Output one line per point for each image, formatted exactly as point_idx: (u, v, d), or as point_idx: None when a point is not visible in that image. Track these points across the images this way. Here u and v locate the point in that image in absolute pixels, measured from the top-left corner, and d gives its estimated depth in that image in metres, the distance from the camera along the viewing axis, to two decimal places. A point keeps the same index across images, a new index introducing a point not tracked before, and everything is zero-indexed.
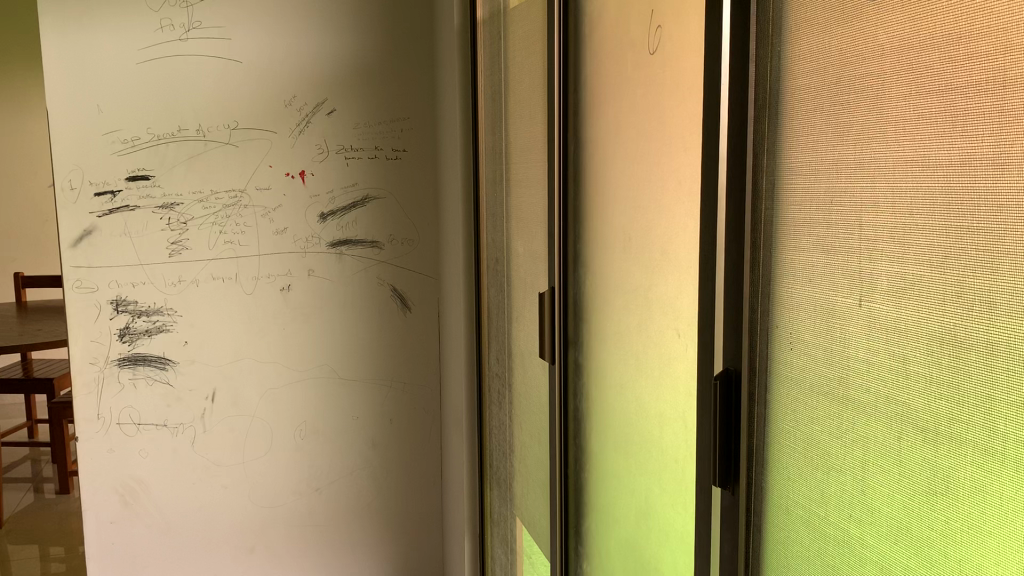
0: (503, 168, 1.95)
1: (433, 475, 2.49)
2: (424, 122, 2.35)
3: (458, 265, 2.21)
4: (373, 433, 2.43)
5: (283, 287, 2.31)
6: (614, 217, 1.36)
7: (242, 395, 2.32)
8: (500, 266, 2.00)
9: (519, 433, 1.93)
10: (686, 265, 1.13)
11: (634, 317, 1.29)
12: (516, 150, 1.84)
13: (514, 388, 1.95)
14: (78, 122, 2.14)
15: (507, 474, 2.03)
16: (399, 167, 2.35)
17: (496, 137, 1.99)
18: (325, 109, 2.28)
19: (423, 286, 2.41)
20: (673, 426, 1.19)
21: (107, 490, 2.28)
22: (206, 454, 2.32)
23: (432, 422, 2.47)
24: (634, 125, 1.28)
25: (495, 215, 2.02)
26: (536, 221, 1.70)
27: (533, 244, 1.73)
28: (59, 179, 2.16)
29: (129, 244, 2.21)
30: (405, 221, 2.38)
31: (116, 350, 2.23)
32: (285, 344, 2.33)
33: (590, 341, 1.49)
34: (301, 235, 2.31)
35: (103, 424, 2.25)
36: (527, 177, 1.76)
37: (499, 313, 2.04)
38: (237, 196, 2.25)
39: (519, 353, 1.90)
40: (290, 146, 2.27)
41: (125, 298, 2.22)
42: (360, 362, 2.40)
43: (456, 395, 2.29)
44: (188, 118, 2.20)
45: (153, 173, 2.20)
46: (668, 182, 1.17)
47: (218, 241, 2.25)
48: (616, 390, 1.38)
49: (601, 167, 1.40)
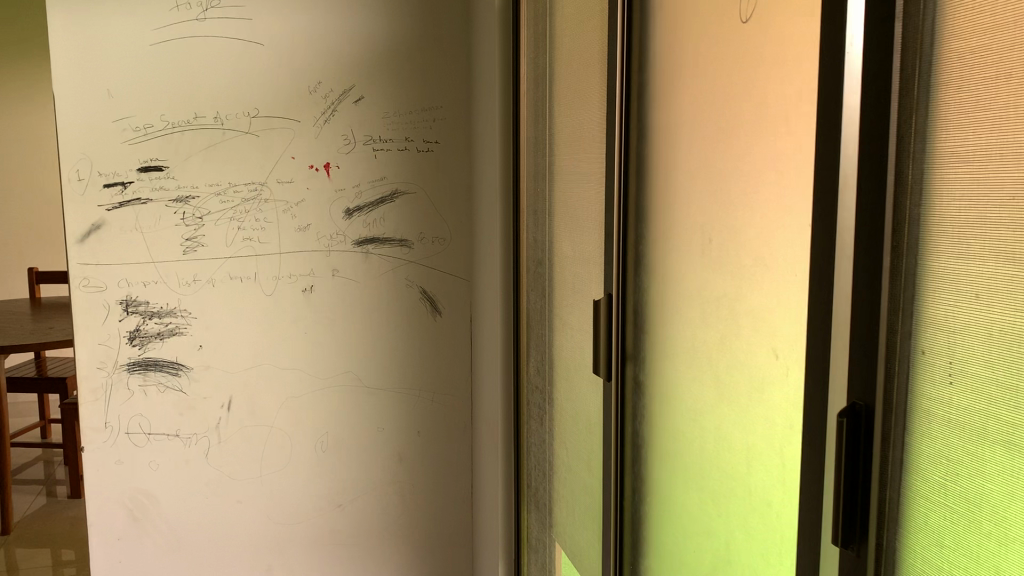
0: (548, 162, 1.77)
1: (463, 491, 2.31)
2: (458, 111, 2.17)
3: (495, 266, 2.03)
4: (399, 446, 2.26)
5: (305, 288, 2.15)
6: (688, 215, 1.17)
7: (260, 405, 2.16)
8: (543, 269, 1.82)
9: (563, 452, 1.74)
10: (787, 273, 0.94)
11: (716, 333, 1.11)
12: (565, 141, 1.66)
13: (557, 404, 1.77)
14: (87, 108, 1.98)
15: (548, 496, 1.84)
16: (431, 159, 2.17)
17: (540, 125, 1.80)
18: (353, 97, 2.11)
19: (455, 289, 2.23)
20: (765, 463, 1.01)
21: (115, 505, 2.12)
22: (221, 467, 2.16)
23: (464, 435, 2.29)
24: (717, 108, 1.09)
25: (538, 212, 1.83)
26: (588, 219, 1.52)
27: (584, 245, 1.55)
28: (65, 169, 1.99)
29: (141, 240, 2.05)
30: (437, 218, 2.20)
31: (126, 355, 2.07)
32: (307, 349, 2.17)
33: (654, 357, 1.31)
34: (325, 232, 2.14)
35: (111, 434, 2.09)
36: (577, 171, 1.58)
37: (539, 320, 1.86)
38: (257, 189, 2.09)
39: (564, 365, 1.72)
40: (314, 136, 2.10)
41: (136, 299, 2.06)
42: (386, 369, 2.22)
43: (490, 406, 2.11)
44: (206, 104, 2.04)
45: (166, 164, 2.03)
46: (764, 175, 0.99)
47: (235, 238, 2.09)
48: (689, 416, 1.20)
49: (674, 158, 1.22)
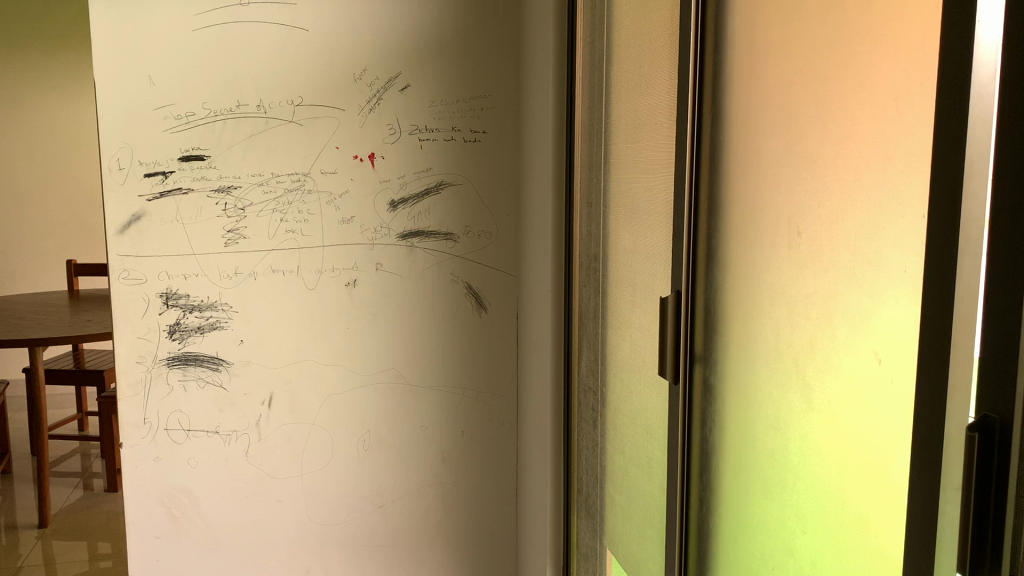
0: (605, 153, 1.69)
1: (507, 494, 2.23)
2: (507, 100, 2.09)
3: (545, 262, 1.94)
4: (442, 446, 2.19)
5: (348, 282, 2.08)
6: (774, 207, 1.09)
7: (301, 401, 2.10)
8: (599, 266, 1.74)
9: (618, 456, 1.66)
10: (893, 270, 0.85)
11: (807, 335, 1.03)
12: (625, 131, 1.57)
13: (612, 405, 1.69)
14: (129, 96, 1.94)
15: (600, 503, 1.76)
16: (478, 150, 2.10)
17: (596, 113, 1.72)
18: (399, 85, 2.04)
19: (501, 284, 2.15)
20: (861, 477, 0.92)
21: (153, 502, 2.07)
22: (260, 465, 2.10)
23: (508, 436, 2.21)
24: (808, 88, 1.00)
25: (593, 204, 1.76)
26: (653, 210, 1.43)
27: (647, 238, 1.46)
28: (106, 159, 1.95)
29: (181, 231, 1.99)
30: (483, 210, 2.12)
31: (165, 349, 2.02)
32: (349, 346, 2.10)
33: (729, 359, 1.23)
34: (369, 225, 2.07)
35: (150, 429, 2.04)
36: (639, 162, 1.49)
37: (593, 317, 1.78)
38: (300, 180, 2.03)
39: (622, 366, 1.63)
40: (359, 125, 2.04)
41: (175, 292, 2.01)
42: (430, 366, 2.15)
43: (537, 407, 2.03)
44: (248, 92, 1.98)
45: (208, 153, 1.98)
46: (863, 161, 0.90)
47: (278, 230, 2.03)
48: (774, 423, 1.11)
49: (756, 145, 1.13)
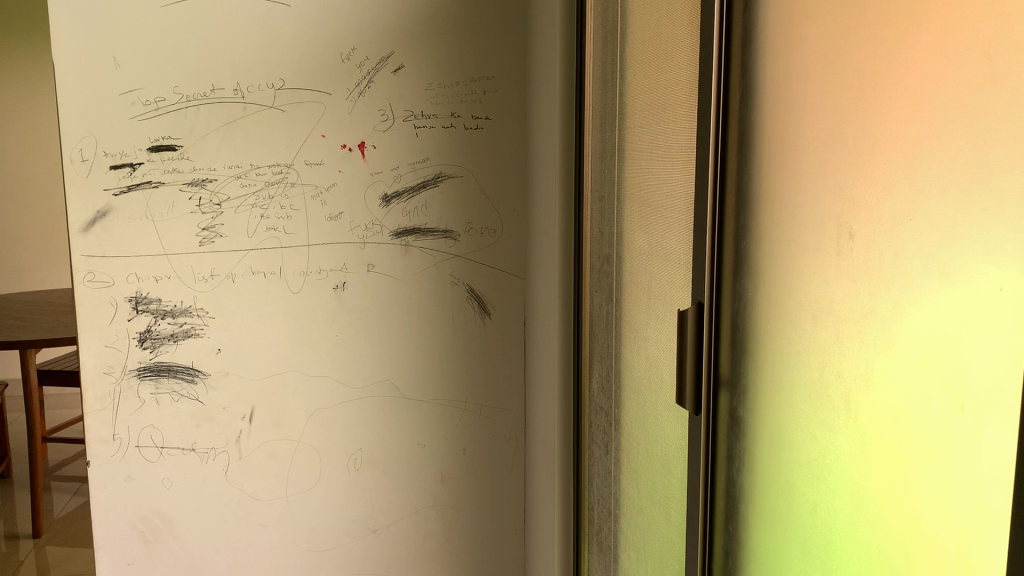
0: (620, 138, 1.46)
1: (514, 518, 2.02)
2: (513, 81, 1.87)
3: (552, 265, 1.73)
4: (441, 465, 1.98)
5: (337, 285, 1.88)
6: (819, 203, 0.87)
7: (287, 416, 1.91)
8: (611, 269, 1.52)
9: (633, 489, 1.44)
10: (986, 292, 0.63)
11: (862, 367, 0.80)
12: (641, 112, 1.35)
13: (626, 428, 1.47)
14: (92, 79, 1.75)
15: (613, 539, 1.55)
16: (481, 138, 1.88)
17: (608, 93, 1.50)
18: (391, 65, 1.83)
19: (507, 288, 1.94)
20: (937, 557, 0.71)
21: (125, 526, 1.89)
22: (242, 486, 1.91)
23: (515, 455, 2.00)
24: (866, 50, 0.78)
25: (605, 198, 1.54)
26: (671, 204, 1.21)
27: (665, 237, 1.24)
28: (68, 148, 1.76)
29: (152, 229, 1.81)
30: (486, 205, 1.91)
31: (135, 359, 1.84)
32: (338, 355, 1.91)
33: (762, 386, 1.01)
34: (359, 221, 1.87)
35: (120, 447, 1.86)
36: (656, 148, 1.27)
37: (604, 328, 1.56)
38: (283, 172, 1.83)
39: (636, 384, 1.41)
40: (347, 111, 1.83)
41: (146, 296, 1.82)
42: (427, 377, 1.95)
43: (545, 426, 1.82)
44: (224, 74, 1.78)
45: (180, 143, 1.79)
46: (941, 144, 0.67)
47: (258, 227, 1.84)
48: (816, 470, 0.90)
49: (798, 126, 0.91)
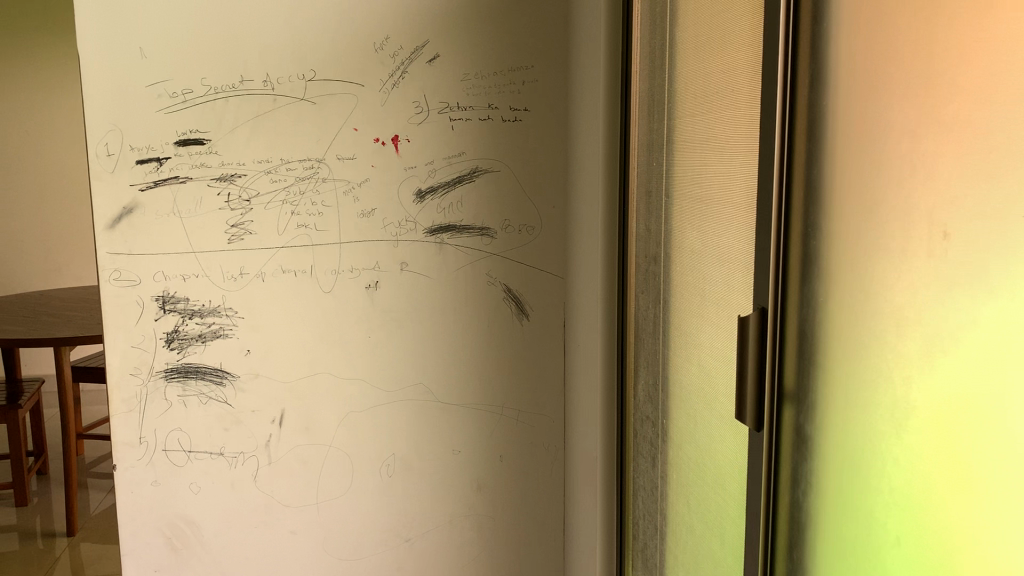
0: (670, 130, 1.36)
1: (553, 528, 1.93)
2: (554, 71, 1.78)
3: (595, 265, 1.63)
4: (477, 473, 1.90)
5: (369, 285, 1.81)
6: (906, 200, 0.77)
7: (317, 420, 1.84)
8: (660, 270, 1.42)
9: (684, 506, 1.34)
10: None
11: (959, 387, 0.70)
12: (695, 100, 1.25)
13: (677, 439, 1.37)
14: (118, 71, 1.69)
15: (661, 557, 1.45)
16: (519, 131, 1.79)
17: (658, 81, 1.40)
18: (426, 55, 1.75)
19: (546, 288, 1.85)
20: None
21: (152, 532, 1.83)
22: (271, 492, 1.85)
23: (554, 463, 1.91)
24: (966, 21, 0.67)
25: (653, 193, 1.44)
26: (730, 200, 1.11)
27: (722, 236, 1.14)
28: (93, 143, 1.71)
29: (179, 226, 1.75)
30: (525, 202, 1.82)
31: (162, 360, 1.78)
32: (371, 357, 1.83)
33: (834, 403, 0.91)
34: (392, 217, 1.79)
35: (147, 450, 1.80)
36: (713, 138, 1.17)
37: (651, 332, 1.47)
38: (314, 166, 1.76)
39: (687, 394, 1.32)
40: (381, 103, 1.76)
41: (173, 295, 1.76)
42: (462, 381, 1.87)
43: (586, 434, 1.73)
44: (253, 65, 1.71)
45: (208, 137, 1.73)
46: None
47: (289, 224, 1.77)
48: (899, 498, 0.80)
49: (880, 113, 0.80)
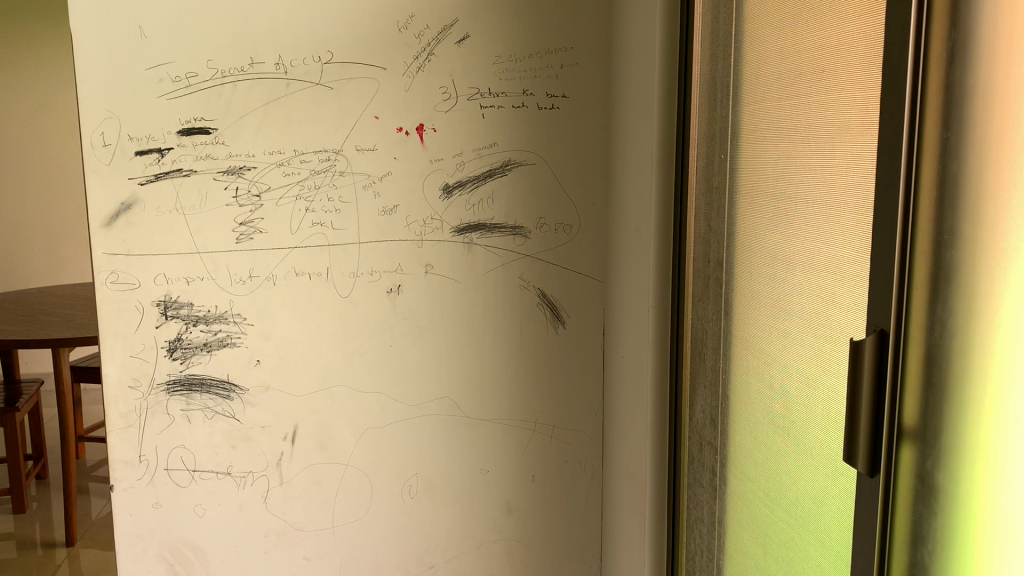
0: (740, 118, 1.20)
1: (589, 555, 1.78)
2: (596, 53, 1.61)
3: (643, 270, 1.47)
4: (508, 494, 1.74)
5: (390, 289, 1.65)
6: None
7: (333, 437, 1.68)
8: (724, 277, 1.26)
9: (755, 546, 1.18)
10: None
11: None
12: (775, 83, 1.08)
13: (746, 469, 1.21)
14: (115, 52, 1.53)
15: None
16: (557, 120, 1.63)
17: (725, 61, 1.24)
18: (455, 35, 1.58)
19: (585, 293, 1.68)
20: None
21: (152, 558, 1.68)
22: (283, 514, 1.69)
23: (591, 484, 1.75)
24: None
25: (717, 191, 1.28)
26: (830, 200, 0.94)
27: (817, 240, 0.97)
28: (87, 131, 1.54)
29: (183, 224, 1.58)
30: (561, 198, 1.65)
31: (163, 371, 1.62)
32: (392, 368, 1.67)
33: (980, 449, 0.74)
34: (416, 215, 1.63)
35: (147, 469, 1.64)
36: (803, 127, 1.00)
37: (714, 347, 1.30)
38: (330, 159, 1.60)
39: (761, 419, 1.15)
40: (404, 89, 1.59)
41: (176, 300, 1.60)
42: (491, 395, 1.70)
43: (629, 454, 1.57)
44: (264, 46, 1.55)
45: (214, 125, 1.56)
46: None
47: (303, 222, 1.61)
48: None
49: None
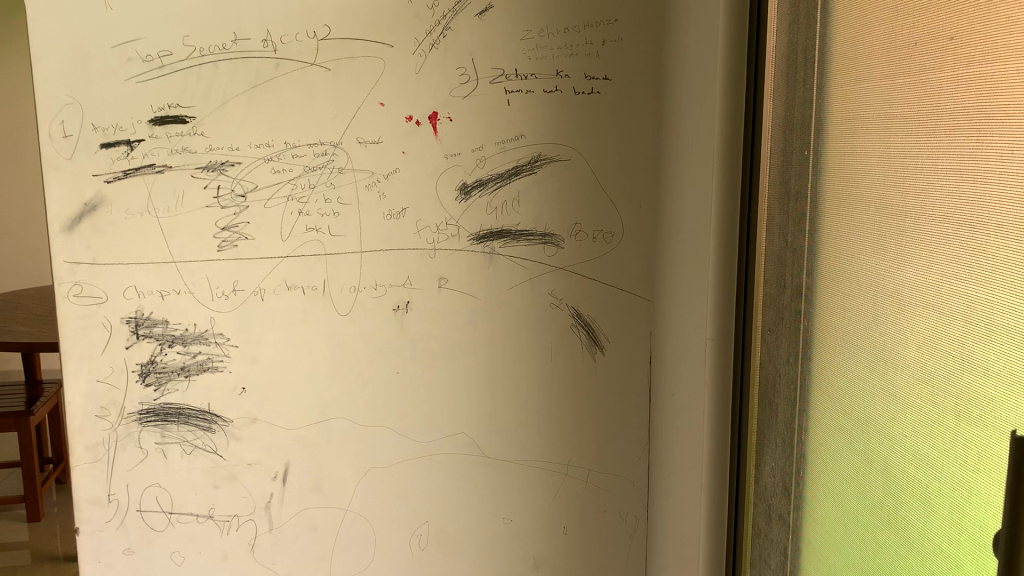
0: (826, 104, 0.92)
1: None
2: (644, 28, 1.33)
3: (699, 292, 1.19)
4: (533, 547, 1.49)
5: (397, 306, 1.40)
6: None
7: (330, 478, 1.44)
8: (803, 309, 0.98)
9: None
10: None
11: None
12: (880, 57, 0.80)
13: (827, 558, 0.94)
14: (76, 27, 1.30)
15: None
16: (597, 107, 1.36)
17: (808, 31, 0.95)
18: (475, 6, 1.32)
19: (629, 315, 1.41)
20: None
21: None
22: (272, 565, 1.46)
23: (633, 538, 1.48)
24: None
25: (795, 197, 1.00)
26: (969, 222, 0.66)
27: (948, 279, 0.69)
28: (45, 120, 1.32)
29: (157, 229, 1.36)
30: (603, 201, 1.38)
31: (135, 399, 1.40)
32: (398, 399, 1.43)
33: None
34: (428, 219, 1.38)
35: (117, 511, 1.43)
36: (927, 115, 0.72)
37: (789, 394, 1.03)
38: (327, 152, 1.35)
39: (852, 502, 0.88)
40: (415, 71, 1.34)
41: (149, 317, 1.38)
42: (516, 432, 1.45)
43: (679, 512, 1.30)
44: (249, 19, 1.31)
45: (192, 113, 1.33)
46: None
47: (295, 228, 1.37)
48: None
49: None
